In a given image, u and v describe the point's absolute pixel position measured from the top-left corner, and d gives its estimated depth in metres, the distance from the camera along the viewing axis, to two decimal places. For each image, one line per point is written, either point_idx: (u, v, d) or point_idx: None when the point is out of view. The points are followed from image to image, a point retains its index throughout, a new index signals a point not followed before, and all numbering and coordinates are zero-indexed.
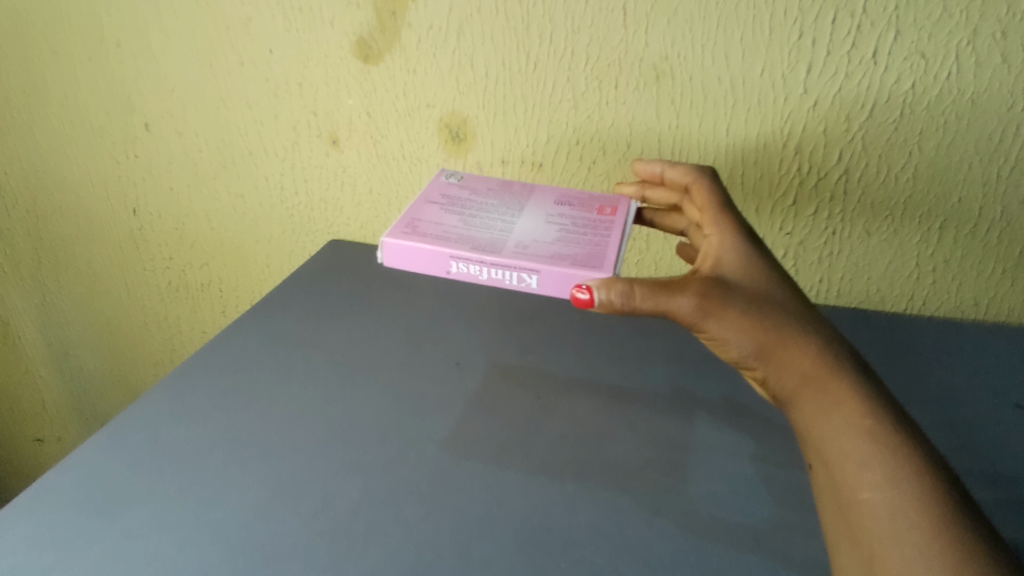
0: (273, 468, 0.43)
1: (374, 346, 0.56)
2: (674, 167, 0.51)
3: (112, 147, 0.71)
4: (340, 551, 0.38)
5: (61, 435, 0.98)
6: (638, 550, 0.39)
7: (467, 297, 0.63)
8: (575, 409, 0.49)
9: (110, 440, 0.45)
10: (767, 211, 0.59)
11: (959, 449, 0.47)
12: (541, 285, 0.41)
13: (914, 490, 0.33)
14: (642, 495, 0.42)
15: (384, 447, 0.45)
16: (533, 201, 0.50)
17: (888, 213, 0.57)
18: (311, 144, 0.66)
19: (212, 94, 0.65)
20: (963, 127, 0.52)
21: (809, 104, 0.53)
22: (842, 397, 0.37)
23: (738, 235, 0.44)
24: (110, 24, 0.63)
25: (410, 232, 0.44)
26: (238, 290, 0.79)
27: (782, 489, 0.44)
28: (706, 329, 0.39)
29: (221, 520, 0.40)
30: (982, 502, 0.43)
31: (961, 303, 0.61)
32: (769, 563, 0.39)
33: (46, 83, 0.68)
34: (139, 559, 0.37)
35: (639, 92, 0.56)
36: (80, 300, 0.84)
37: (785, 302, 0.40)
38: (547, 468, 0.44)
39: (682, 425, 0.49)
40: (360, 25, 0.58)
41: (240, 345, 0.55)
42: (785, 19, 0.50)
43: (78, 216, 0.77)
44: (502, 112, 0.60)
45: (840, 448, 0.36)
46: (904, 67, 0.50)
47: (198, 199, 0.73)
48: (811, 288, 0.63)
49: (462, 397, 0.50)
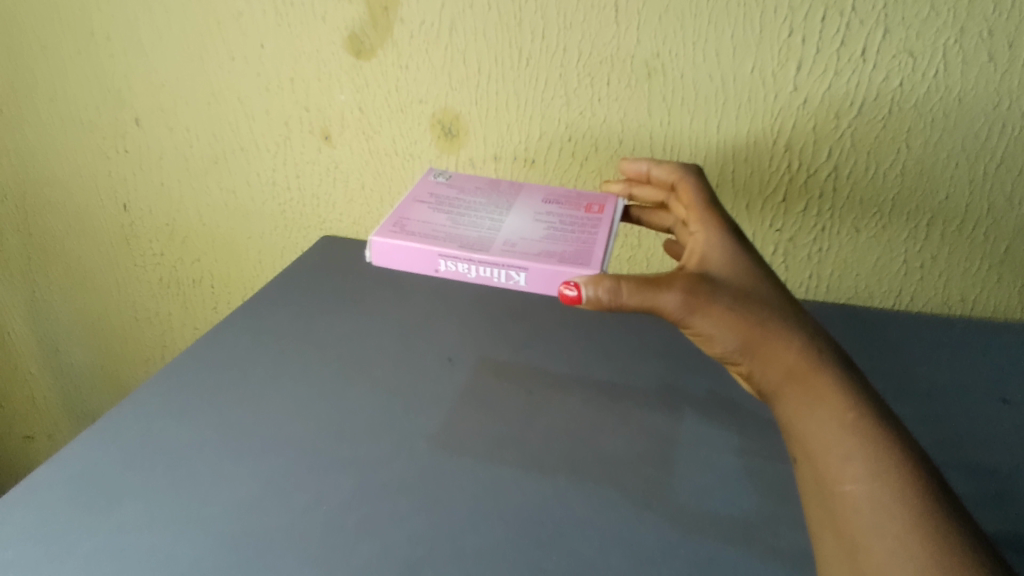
0: (265, 463, 0.44)
1: (366, 342, 0.56)
2: (660, 166, 0.51)
3: (103, 142, 0.71)
4: (333, 545, 0.39)
5: (51, 432, 0.98)
6: (628, 543, 0.40)
7: (460, 294, 0.63)
8: (565, 403, 0.50)
9: (100, 436, 0.45)
10: (758, 208, 0.59)
11: (945, 443, 0.48)
12: (529, 282, 0.41)
13: (895, 481, 0.33)
14: (631, 489, 0.43)
15: (376, 443, 0.46)
16: (521, 199, 0.50)
17: (876, 210, 0.58)
18: (303, 139, 0.66)
19: (204, 89, 0.65)
20: (950, 125, 0.53)
21: (799, 101, 0.54)
22: (825, 391, 0.37)
23: (724, 232, 0.44)
24: (99, 18, 0.63)
25: (399, 231, 0.44)
26: (230, 287, 0.79)
27: (769, 482, 0.44)
28: (692, 325, 0.39)
29: (215, 515, 0.40)
30: (966, 495, 0.44)
31: (948, 299, 0.62)
32: (756, 554, 0.39)
33: (35, 77, 0.68)
34: (132, 554, 0.38)
35: (631, 88, 0.56)
36: (70, 296, 0.83)
37: (769, 297, 0.41)
38: (539, 463, 0.45)
39: (672, 420, 0.49)
40: (352, 21, 0.58)
41: (231, 340, 0.55)
42: (775, 17, 0.50)
43: (68, 212, 0.77)
44: (494, 108, 0.60)
45: (823, 442, 0.36)
46: (892, 66, 0.51)
47: (189, 194, 0.73)
48: (801, 284, 0.64)
49: (454, 392, 0.50)
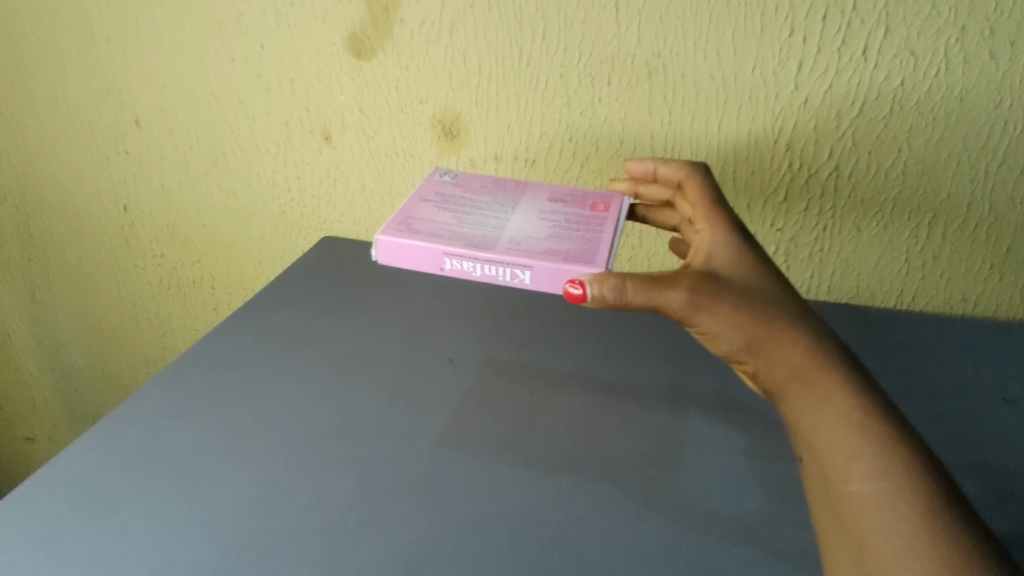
0: (268, 465, 0.43)
1: (368, 343, 0.56)
2: (666, 164, 0.51)
3: (102, 143, 0.70)
4: (335, 547, 0.38)
5: (51, 434, 0.97)
6: (632, 544, 0.39)
7: (461, 294, 0.63)
8: (569, 403, 0.50)
9: (101, 439, 0.45)
10: (759, 208, 0.59)
11: (949, 442, 0.48)
12: (534, 280, 0.41)
13: (902, 480, 0.33)
14: (635, 490, 0.43)
15: (378, 444, 0.45)
16: (526, 198, 0.50)
17: (878, 209, 0.58)
18: (303, 140, 0.66)
19: (204, 89, 0.64)
20: (951, 124, 0.53)
21: (800, 100, 0.54)
22: (831, 390, 0.37)
23: (729, 231, 0.44)
24: (99, 19, 0.62)
25: (405, 230, 0.44)
26: (230, 287, 0.79)
27: (772, 482, 0.44)
28: (697, 324, 0.39)
29: (216, 517, 0.40)
30: (971, 494, 0.44)
31: (950, 299, 0.62)
32: (760, 555, 0.39)
33: (34, 78, 0.67)
34: (133, 556, 0.37)
35: (632, 88, 0.56)
36: (70, 298, 0.83)
37: (774, 296, 0.40)
38: (542, 463, 0.44)
39: (675, 420, 0.49)
40: (352, 21, 0.58)
41: (233, 342, 0.55)
42: (776, 16, 0.51)
43: (68, 213, 0.76)
44: (495, 108, 0.60)
45: (829, 441, 0.36)
46: (893, 65, 0.51)
47: (189, 195, 0.72)
48: (802, 284, 0.64)
49: (457, 393, 0.50)
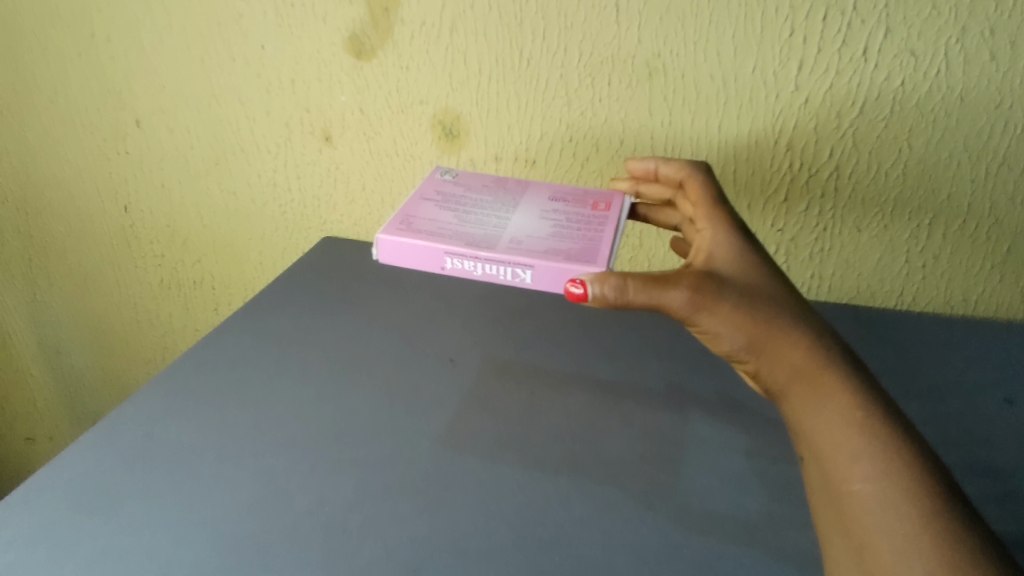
0: (268, 465, 0.43)
1: (368, 343, 0.56)
2: (667, 163, 0.51)
3: (103, 143, 0.70)
4: (336, 547, 0.38)
5: (52, 434, 0.97)
6: (633, 544, 0.39)
7: (462, 294, 0.63)
8: (569, 403, 0.50)
9: (101, 439, 0.45)
10: (759, 208, 0.59)
11: (949, 442, 0.48)
12: (535, 280, 0.41)
13: (903, 480, 0.33)
14: (636, 490, 0.43)
15: (379, 444, 0.45)
16: (526, 197, 0.50)
17: (879, 209, 0.58)
18: (304, 140, 0.66)
19: (204, 90, 0.64)
20: (952, 124, 0.53)
21: (800, 100, 0.54)
22: (832, 390, 0.37)
23: (730, 231, 0.44)
24: (100, 20, 0.62)
25: (405, 229, 0.44)
26: (230, 288, 0.79)
27: (773, 482, 0.44)
28: (698, 323, 0.39)
29: (216, 517, 0.40)
30: (972, 494, 0.44)
31: (951, 299, 0.62)
32: (761, 555, 0.39)
33: (35, 79, 0.67)
34: (133, 556, 0.37)
35: (632, 88, 0.56)
36: (70, 298, 0.83)
37: (775, 296, 0.40)
38: (543, 463, 0.44)
39: (675, 420, 0.49)
40: (353, 21, 0.58)
41: (234, 342, 0.55)
42: (777, 16, 0.51)
43: (68, 214, 0.76)
44: (495, 108, 0.60)
45: (830, 441, 0.36)
46: (893, 65, 0.51)
47: (190, 195, 0.72)
48: (803, 284, 0.64)
49: (457, 393, 0.50)
